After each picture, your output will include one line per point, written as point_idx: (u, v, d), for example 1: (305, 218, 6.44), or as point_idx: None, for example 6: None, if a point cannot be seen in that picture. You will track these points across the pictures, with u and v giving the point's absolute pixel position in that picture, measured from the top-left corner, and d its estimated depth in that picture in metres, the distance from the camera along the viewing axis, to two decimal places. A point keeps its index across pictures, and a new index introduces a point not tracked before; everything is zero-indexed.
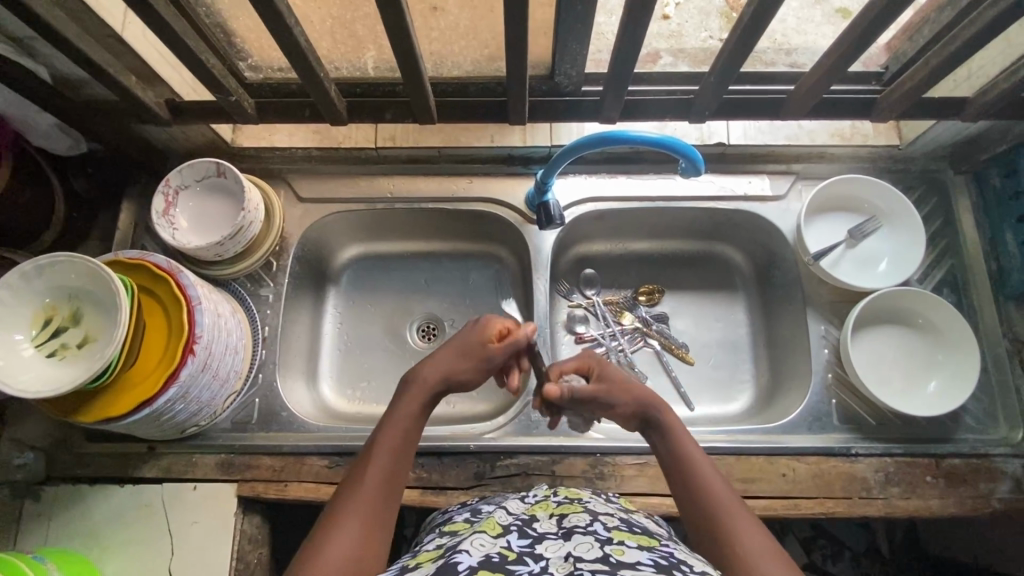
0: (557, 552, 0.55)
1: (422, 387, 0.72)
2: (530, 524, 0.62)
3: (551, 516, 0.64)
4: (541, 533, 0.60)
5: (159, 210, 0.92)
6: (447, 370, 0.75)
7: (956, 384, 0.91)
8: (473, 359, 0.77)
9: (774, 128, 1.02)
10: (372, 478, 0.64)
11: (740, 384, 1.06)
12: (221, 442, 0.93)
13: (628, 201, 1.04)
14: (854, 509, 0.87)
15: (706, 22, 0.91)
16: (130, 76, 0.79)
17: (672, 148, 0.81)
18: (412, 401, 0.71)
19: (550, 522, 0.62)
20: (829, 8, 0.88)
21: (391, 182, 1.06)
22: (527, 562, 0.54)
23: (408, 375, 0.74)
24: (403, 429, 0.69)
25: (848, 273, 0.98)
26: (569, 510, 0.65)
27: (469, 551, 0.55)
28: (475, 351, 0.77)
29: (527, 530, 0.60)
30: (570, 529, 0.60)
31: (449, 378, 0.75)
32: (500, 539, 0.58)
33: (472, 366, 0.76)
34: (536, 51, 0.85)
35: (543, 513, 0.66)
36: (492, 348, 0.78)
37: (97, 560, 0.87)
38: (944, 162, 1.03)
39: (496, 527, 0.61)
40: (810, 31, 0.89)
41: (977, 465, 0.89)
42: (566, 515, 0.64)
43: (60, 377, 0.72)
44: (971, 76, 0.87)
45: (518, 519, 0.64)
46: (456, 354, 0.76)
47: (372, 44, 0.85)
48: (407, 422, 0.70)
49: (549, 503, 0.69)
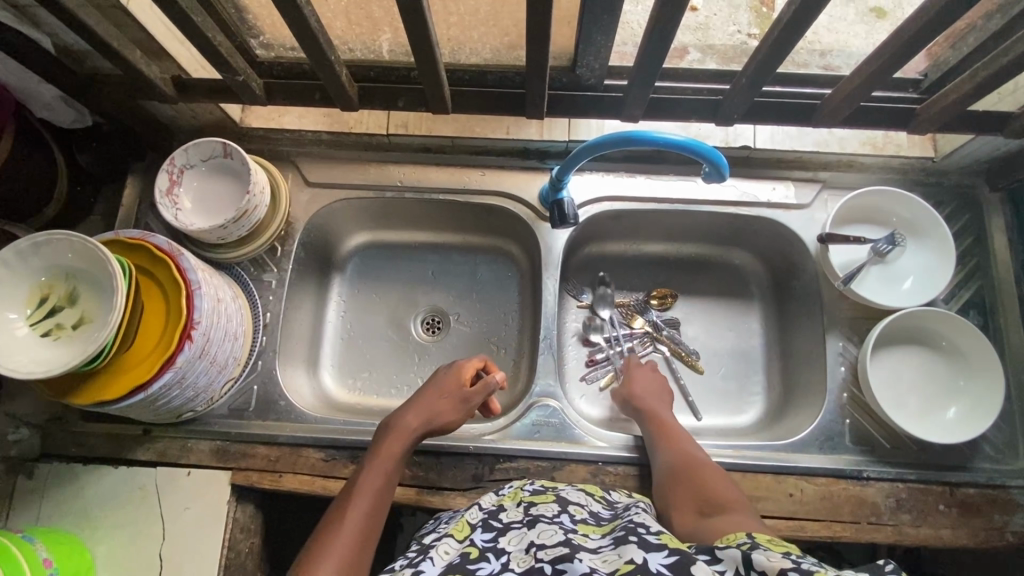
0: (519, 544, 0.57)
1: (403, 434, 0.79)
2: (496, 516, 0.65)
3: (519, 504, 0.66)
4: (506, 525, 0.62)
5: (163, 188, 0.89)
6: (428, 416, 0.80)
7: (979, 410, 0.87)
8: (455, 406, 0.82)
9: (803, 133, 0.98)
10: (351, 518, 0.69)
11: (750, 396, 1.03)
12: (217, 428, 0.91)
13: (646, 202, 1.00)
14: (861, 534, 0.85)
15: (737, 15, 0.86)
16: (135, 50, 0.76)
17: (697, 152, 0.77)
18: (393, 445, 0.77)
19: (517, 510, 0.65)
20: (863, 5, 0.83)
21: (402, 170, 1.02)
22: (489, 558, 0.56)
23: (390, 420, 0.80)
24: (383, 473, 0.75)
25: (873, 289, 0.94)
26: (539, 499, 0.67)
27: (432, 561, 0.57)
28: (456, 400, 0.82)
29: (492, 524, 0.62)
30: (535, 517, 0.61)
31: (428, 425, 0.80)
32: (465, 539, 0.60)
33: (454, 412, 0.82)
34: (560, 41, 0.81)
35: (511, 502, 0.68)
36: (474, 398, 0.83)
37: (90, 541, 0.86)
38: (980, 178, 0.98)
39: (464, 529, 0.63)
40: (841, 30, 0.84)
41: (992, 496, 0.86)
42: (535, 502, 0.66)
43: (53, 358, 0.71)
44: (1017, 88, 0.82)
45: (487, 512, 0.66)
46: (436, 399, 0.82)
47: (388, 26, 0.81)
48: (387, 465, 0.76)
49: (519, 493, 0.71)
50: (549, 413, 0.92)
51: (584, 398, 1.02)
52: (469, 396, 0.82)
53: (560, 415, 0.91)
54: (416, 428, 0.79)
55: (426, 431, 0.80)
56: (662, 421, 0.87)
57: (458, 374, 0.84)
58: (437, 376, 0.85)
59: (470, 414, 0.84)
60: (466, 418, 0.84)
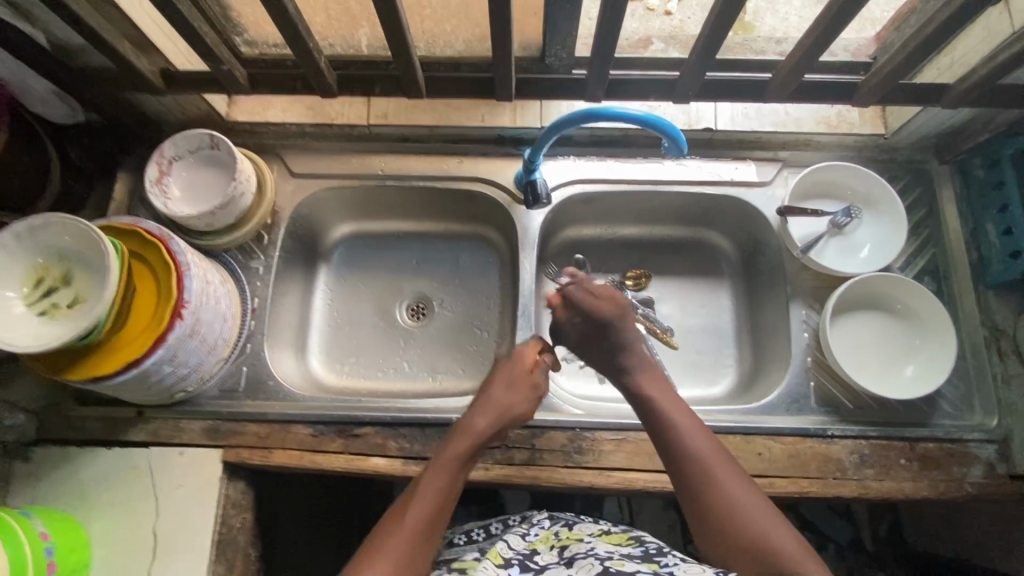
0: None
1: (472, 434, 0.78)
2: (531, 557, 0.69)
3: (552, 547, 0.71)
4: (543, 565, 0.67)
5: (153, 178, 0.94)
6: (498, 413, 0.81)
7: (933, 369, 0.92)
8: (526, 392, 0.84)
9: (762, 114, 1.03)
10: (411, 521, 0.69)
11: (723, 368, 1.07)
12: (209, 408, 0.94)
13: (616, 183, 1.05)
14: (828, 489, 0.89)
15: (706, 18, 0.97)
16: (125, 43, 0.81)
17: (657, 127, 0.83)
18: (459, 447, 0.76)
19: (552, 553, 0.70)
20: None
21: (384, 160, 1.07)
22: None
23: (461, 419, 0.80)
24: (449, 474, 0.74)
25: (831, 258, 0.99)
26: (569, 541, 0.72)
27: None
28: (529, 390, 0.84)
29: (529, 564, 0.68)
30: (570, 556, 0.67)
31: (499, 425, 0.80)
32: (504, 571, 0.66)
33: (524, 402, 0.83)
34: (526, 31, 0.88)
35: (544, 547, 0.72)
36: (540, 382, 0.86)
37: (85, 520, 0.89)
38: (929, 153, 1.04)
39: (499, 558, 0.68)
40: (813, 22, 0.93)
41: (951, 450, 0.91)
42: (566, 545, 0.71)
43: (48, 333, 0.74)
44: (953, 62, 0.88)
45: (519, 552, 0.71)
46: (509, 396, 0.82)
47: (365, 20, 0.88)
48: (454, 468, 0.75)
49: (549, 536, 0.74)
50: None
51: (564, 374, 1.06)
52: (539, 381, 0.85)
53: None
54: (486, 428, 0.79)
55: (496, 428, 0.80)
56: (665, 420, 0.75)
57: (523, 360, 0.86)
58: (502, 368, 0.85)
59: (539, 399, 0.86)
60: (535, 403, 0.85)
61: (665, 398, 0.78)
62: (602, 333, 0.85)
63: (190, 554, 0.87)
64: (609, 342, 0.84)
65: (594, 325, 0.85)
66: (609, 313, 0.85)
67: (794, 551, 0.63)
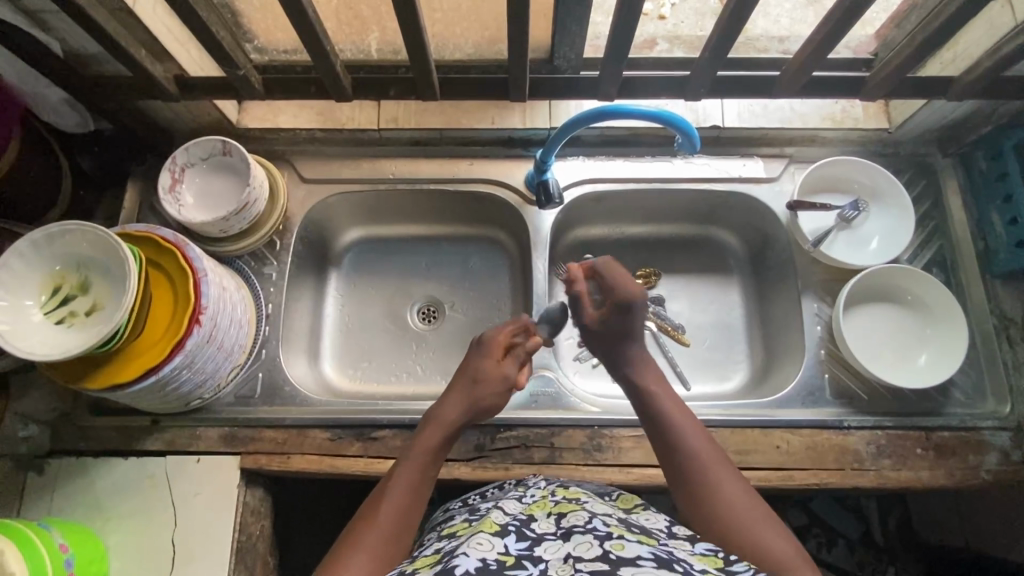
0: (556, 554, 0.59)
1: (442, 425, 0.79)
2: (527, 524, 0.65)
3: (549, 515, 0.67)
4: (539, 535, 0.63)
5: (166, 186, 0.94)
6: (467, 403, 0.82)
7: (947, 356, 0.94)
8: (497, 384, 0.84)
9: (768, 111, 1.04)
10: (384, 515, 0.68)
11: (734, 363, 1.08)
12: (224, 415, 0.94)
13: (625, 182, 1.06)
14: (847, 479, 0.89)
15: (702, 21, 0.97)
16: (140, 50, 0.81)
17: (666, 120, 0.83)
18: (429, 436, 0.77)
19: (549, 521, 0.66)
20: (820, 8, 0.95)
21: (393, 163, 1.08)
22: (527, 565, 0.57)
23: (429, 412, 0.81)
24: (420, 465, 0.74)
25: (841, 252, 1.01)
26: (567, 510, 0.68)
27: (468, 554, 0.58)
28: (497, 380, 0.84)
29: (525, 532, 0.63)
30: (568, 529, 0.63)
31: (468, 412, 0.82)
32: (499, 540, 0.61)
33: (494, 393, 0.84)
34: (537, 34, 0.89)
35: (540, 513, 0.69)
36: (511, 370, 0.86)
37: (103, 532, 0.88)
38: (933, 147, 1.06)
39: (494, 526, 0.64)
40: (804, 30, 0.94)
41: (966, 438, 0.91)
42: (564, 514, 0.67)
43: (66, 342, 0.74)
44: (955, 56, 0.90)
45: (516, 518, 0.67)
46: (477, 386, 0.83)
47: (376, 25, 0.89)
48: (425, 458, 0.75)
49: (547, 502, 0.71)
50: (546, 384, 0.96)
51: (579, 374, 1.06)
52: (508, 369, 0.85)
53: (556, 385, 0.96)
54: (455, 419, 0.80)
55: (465, 419, 0.81)
56: (655, 422, 0.77)
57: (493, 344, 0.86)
58: (473, 357, 0.86)
59: (512, 388, 0.86)
60: (509, 394, 0.86)
61: (669, 397, 0.80)
62: (619, 316, 0.87)
63: (208, 560, 0.86)
64: (621, 327, 0.87)
65: (618, 307, 0.86)
66: (620, 324, 0.87)
67: (786, 555, 0.62)
